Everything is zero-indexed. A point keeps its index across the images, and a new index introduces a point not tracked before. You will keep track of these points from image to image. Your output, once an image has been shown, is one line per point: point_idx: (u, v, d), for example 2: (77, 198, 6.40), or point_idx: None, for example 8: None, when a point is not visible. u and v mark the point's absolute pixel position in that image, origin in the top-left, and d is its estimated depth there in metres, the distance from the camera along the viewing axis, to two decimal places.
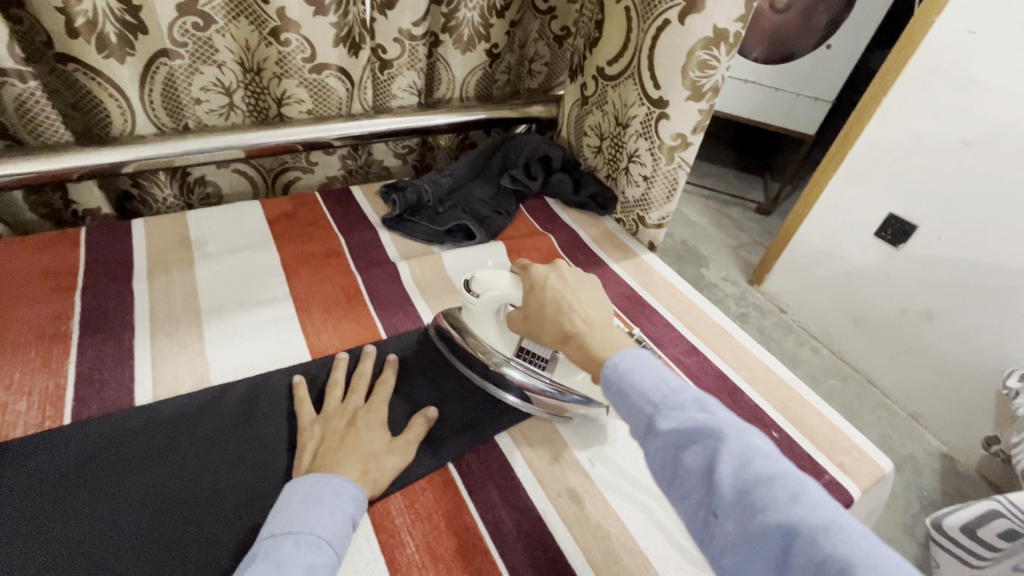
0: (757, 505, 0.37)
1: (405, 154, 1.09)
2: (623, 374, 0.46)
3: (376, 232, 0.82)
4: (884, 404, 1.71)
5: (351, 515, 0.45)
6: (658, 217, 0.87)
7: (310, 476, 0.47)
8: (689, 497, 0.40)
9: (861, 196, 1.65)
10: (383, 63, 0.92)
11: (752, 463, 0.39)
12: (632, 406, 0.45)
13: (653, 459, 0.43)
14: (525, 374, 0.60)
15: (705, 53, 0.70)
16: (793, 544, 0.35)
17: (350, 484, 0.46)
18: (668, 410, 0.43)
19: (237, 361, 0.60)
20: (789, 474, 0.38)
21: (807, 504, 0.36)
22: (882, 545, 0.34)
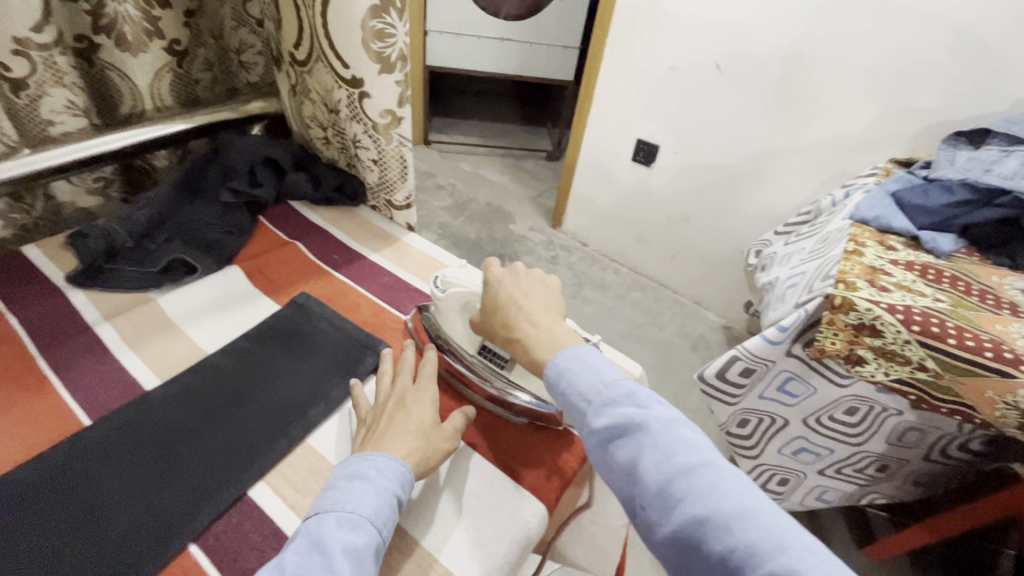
0: (678, 499, 0.39)
1: (103, 188, 0.90)
2: (564, 374, 0.48)
3: (62, 296, 0.66)
4: (678, 301, 2.01)
5: (395, 494, 0.46)
6: (403, 196, 0.85)
7: (362, 454, 0.48)
8: (621, 487, 0.43)
9: (615, 128, 1.84)
10: (15, 84, 0.73)
11: (676, 455, 0.41)
12: (570, 403, 0.47)
13: (591, 452, 0.45)
14: (484, 369, 0.61)
15: (378, 23, 0.68)
16: (709, 533, 0.37)
17: (395, 462, 0.47)
18: (601, 406, 0.45)
19: None
20: (710, 465, 0.40)
21: (724, 495, 0.38)
22: (793, 531, 0.36)
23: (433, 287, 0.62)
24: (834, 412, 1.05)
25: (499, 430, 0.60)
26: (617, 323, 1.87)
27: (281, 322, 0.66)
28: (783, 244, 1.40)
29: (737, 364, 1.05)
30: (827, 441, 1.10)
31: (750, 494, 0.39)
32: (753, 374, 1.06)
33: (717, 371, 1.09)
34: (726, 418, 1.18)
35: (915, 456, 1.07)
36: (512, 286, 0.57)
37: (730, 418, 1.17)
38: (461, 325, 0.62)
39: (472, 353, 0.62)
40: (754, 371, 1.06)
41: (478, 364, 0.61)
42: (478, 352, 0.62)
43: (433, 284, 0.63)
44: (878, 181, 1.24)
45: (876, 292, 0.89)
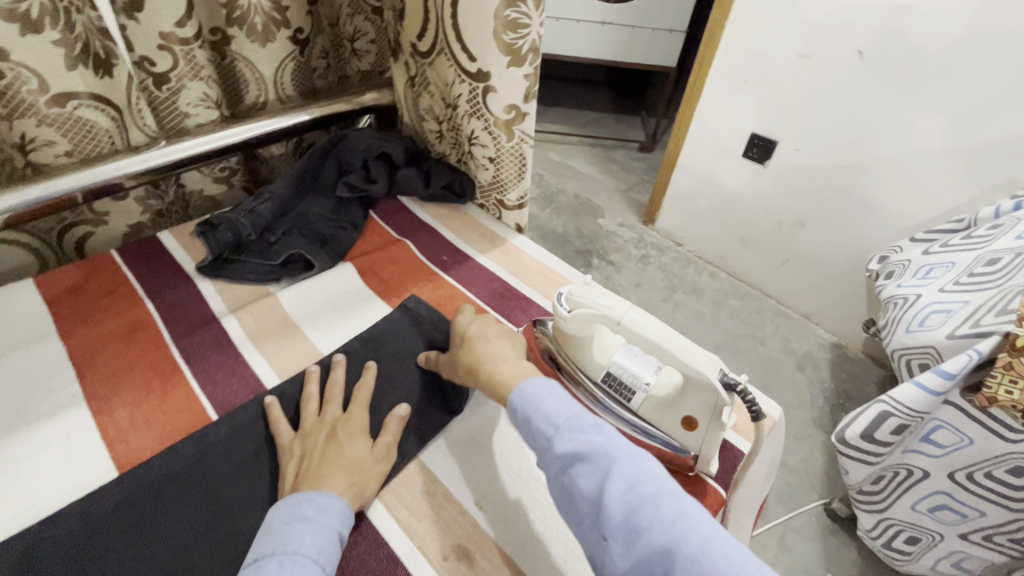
0: (643, 529, 0.37)
1: (228, 177, 0.93)
2: (528, 397, 0.46)
3: (193, 286, 0.68)
4: (782, 313, 1.83)
5: (338, 532, 0.44)
6: (517, 197, 0.81)
7: (296, 495, 0.46)
8: (584, 520, 0.40)
9: (726, 121, 1.68)
10: (158, 77, 0.76)
11: (642, 484, 0.39)
12: (533, 427, 0.45)
13: (553, 481, 0.43)
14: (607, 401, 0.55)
15: (513, 12, 0.62)
16: (676, 564, 0.34)
17: (335, 499, 0.46)
18: (566, 431, 0.43)
19: (13, 505, 0.47)
20: (675, 496, 0.38)
21: (692, 525, 0.36)
22: (759, 566, 0.35)
23: (556, 303, 0.56)
24: (994, 469, 0.86)
25: None
26: (711, 333, 1.73)
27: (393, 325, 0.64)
28: (921, 250, 1.18)
29: (887, 419, 0.90)
30: (978, 501, 0.91)
31: (715, 526, 0.37)
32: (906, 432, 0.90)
33: (859, 428, 0.93)
34: (857, 477, 1.02)
35: None
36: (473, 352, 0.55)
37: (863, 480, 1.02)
38: (585, 346, 0.56)
39: (596, 380, 0.56)
40: (908, 429, 0.90)
41: (600, 391, 0.56)
42: (604, 378, 0.56)
43: (557, 299, 0.56)
44: None
45: None
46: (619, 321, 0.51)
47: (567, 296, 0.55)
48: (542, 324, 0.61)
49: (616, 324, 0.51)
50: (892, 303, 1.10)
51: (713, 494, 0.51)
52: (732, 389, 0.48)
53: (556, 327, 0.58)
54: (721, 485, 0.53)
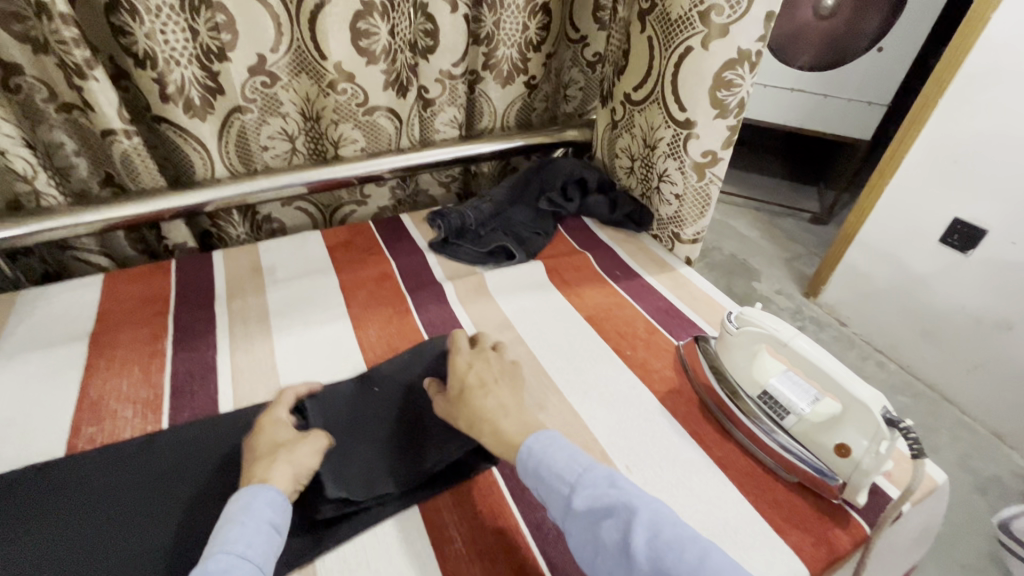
0: (669, 574, 0.41)
1: (450, 183, 1.16)
2: (538, 455, 0.50)
3: (422, 255, 0.88)
4: (964, 423, 1.59)
5: (271, 524, 0.47)
6: (693, 232, 0.90)
7: (242, 493, 0.49)
8: (613, 573, 0.43)
9: (923, 200, 1.56)
10: (427, 102, 1.00)
11: (663, 531, 0.44)
12: (550, 484, 0.49)
13: (574, 537, 0.46)
14: (759, 414, 0.60)
15: (729, 74, 0.74)
16: None
17: (268, 491, 0.49)
18: (583, 489, 0.47)
19: (302, 372, 0.68)
20: (695, 542, 0.43)
21: (717, 568, 0.41)
22: None
23: (726, 320, 0.64)
24: None
25: (765, 483, 0.57)
26: None
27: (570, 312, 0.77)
28: None
29: None
30: None
31: (734, 568, 0.41)
32: None
33: None
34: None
35: None
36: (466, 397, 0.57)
37: None
38: (745, 361, 0.62)
39: (749, 395, 0.62)
40: None
41: (751, 405, 0.61)
42: (760, 396, 0.61)
43: (727, 318, 0.64)
44: None
45: None
46: (783, 342, 0.56)
47: (737, 315, 0.62)
48: (704, 339, 0.69)
49: (779, 345, 0.57)
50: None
51: (854, 527, 0.54)
52: (893, 426, 0.51)
53: (720, 341, 0.65)
54: (868, 520, 0.55)
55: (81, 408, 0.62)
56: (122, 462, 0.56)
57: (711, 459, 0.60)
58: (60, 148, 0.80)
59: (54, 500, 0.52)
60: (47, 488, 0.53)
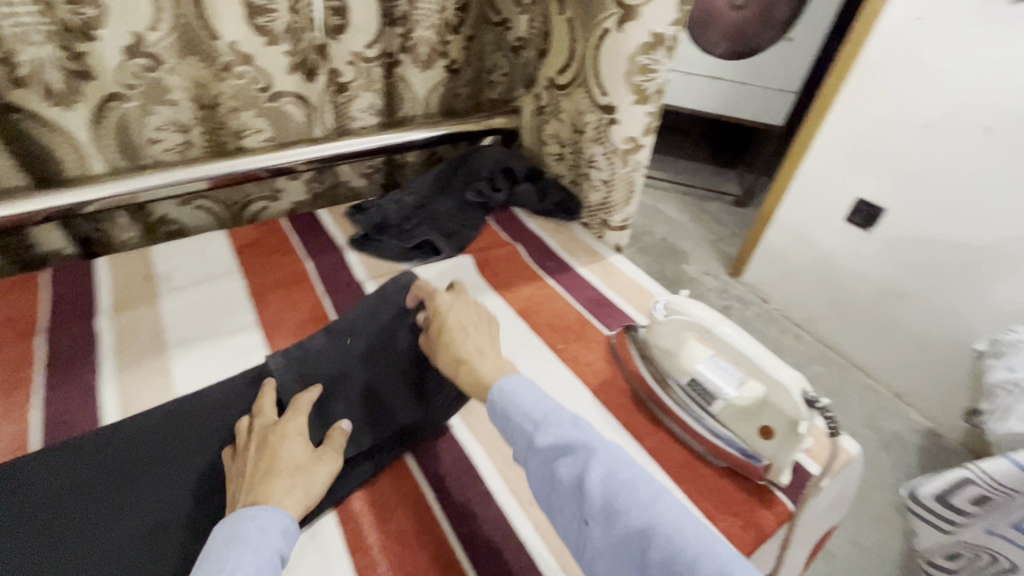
0: (619, 509, 0.43)
1: (372, 174, 1.09)
2: (508, 396, 0.52)
3: (341, 254, 0.82)
4: (870, 386, 1.74)
5: (278, 553, 0.44)
6: (622, 217, 0.90)
7: (241, 510, 0.46)
8: (568, 505, 0.45)
9: (830, 182, 1.67)
10: (341, 86, 0.92)
11: (618, 472, 0.45)
12: (517, 424, 0.50)
13: (535, 472, 0.48)
14: (687, 402, 0.61)
15: (645, 59, 0.73)
16: (651, 541, 0.40)
17: (279, 514, 0.46)
18: (547, 427, 0.48)
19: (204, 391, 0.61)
20: (649, 484, 0.44)
21: (665, 506, 0.42)
22: (719, 539, 0.41)
23: (655, 310, 0.63)
24: None
25: (695, 469, 0.58)
26: None
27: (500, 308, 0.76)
28: None
29: (963, 486, 0.91)
30: None
31: (681, 508, 0.43)
32: (988, 505, 0.89)
33: (931, 487, 0.96)
34: (928, 544, 1.02)
35: None
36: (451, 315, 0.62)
37: (935, 548, 1.01)
38: (673, 350, 0.62)
39: (679, 383, 0.62)
40: (991, 502, 0.89)
41: (678, 395, 0.62)
42: (684, 383, 0.62)
43: (656, 307, 0.64)
44: None
45: None
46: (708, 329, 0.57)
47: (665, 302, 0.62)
48: (634, 329, 0.68)
49: (706, 331, 0.57)
50: (998, 389, 1.05)
51: (779, 505, 0.56)
52: (812, 405, 0.52)
53: (649, 331, 0.65)
54: (790, 497, 0.56)
55: None
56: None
57: (645, 449, 0.60)
58: None
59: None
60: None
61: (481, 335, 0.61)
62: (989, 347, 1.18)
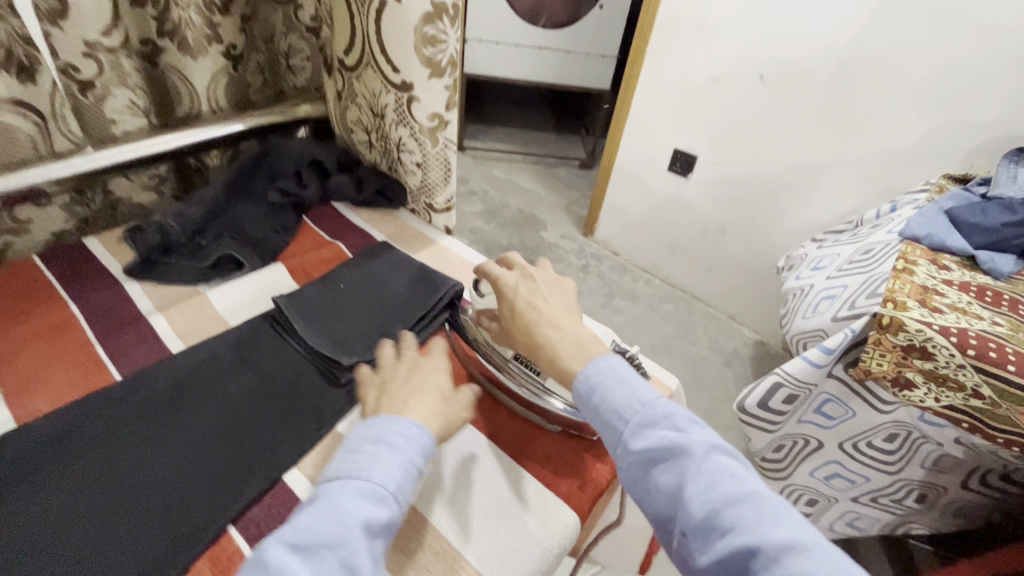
0: (722, 527, 0.40)
1: (158, 185, 0.93)
2: (597, 391, 0.49)
3: (120, 286, 0.69)
4: (710, 314, 1.97)
5: (418, 467, 0.47)
6: (444, 200, 0.87)
7: (386, 417, 0.49)
8: (661, 513, 0.44)
9: (651, 136, 1.82)
10: (83, 83, 0.77)
11: (720, 485, 0.42)
12: (607, 423, 0.48)
13: (626, 473, 0.46)
14: (521, 375, 0.61)
15: (431, 29, 0.69)
16: (758, 560, 0.38)
17: (419, 432, 0.48)
18: (643, 431, 0.46)
19: None
20: (751, 495, 0.42)
21: (772, 524, 0.39)
22: (835, 557, 0.38)
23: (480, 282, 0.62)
24: (874, 438, 1.02)
25: (532, 436, 0.61)
26: (647, 335, 1.84)
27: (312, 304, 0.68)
28: (816, 245, 1.34)
29: (778, 390, 1.04)
30: (864, 468, 1.07)
31: (793, 525, 0.40)
32: (796, 401, 1.04)
33: (755, 398, 1.08)
34: (760, 444, 1.16)
35: (953, 485, 1.02)
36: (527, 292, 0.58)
37: (766, 446, 1.16)
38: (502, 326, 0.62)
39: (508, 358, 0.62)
40: (797, 398, 1.04)
41: (514, 370, 0.61)
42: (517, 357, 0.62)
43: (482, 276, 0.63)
44: (930, 198, 1.20)
45: (928, 312, 0.86)
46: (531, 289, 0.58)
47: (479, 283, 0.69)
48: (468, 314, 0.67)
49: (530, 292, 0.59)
50: (792, 294, 1.24)
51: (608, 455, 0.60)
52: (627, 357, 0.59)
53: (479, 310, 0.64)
54: None
55: None
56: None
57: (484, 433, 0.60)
58: None
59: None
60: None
61: (557, 301, 0.58)
62: (785, 265, 1.39)
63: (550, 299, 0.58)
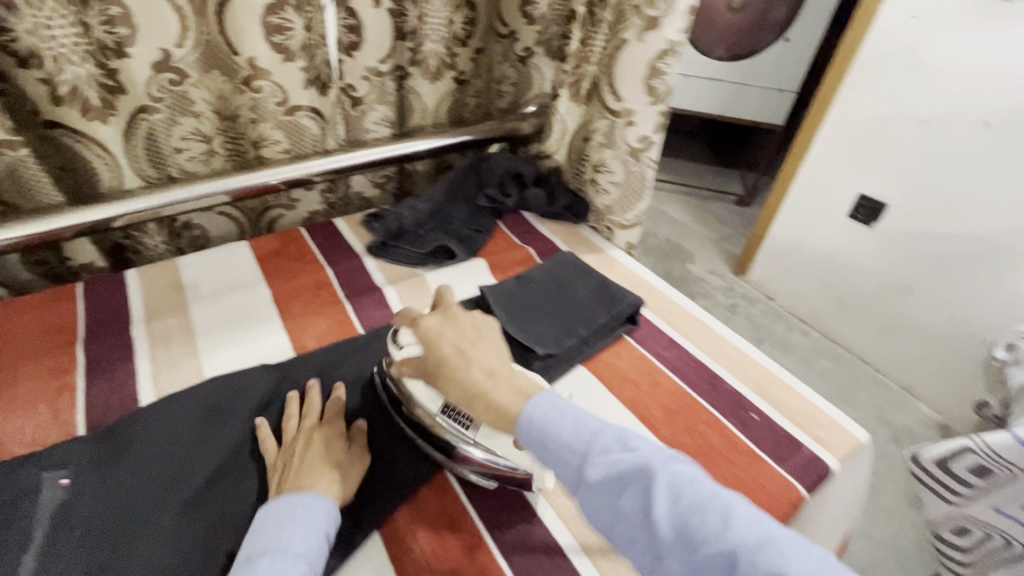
0: (697, 540, 0.38)
1: (384, 183, 1.12)
2: (540, 425, 0.47)
3: (361, 260, 0.85)
4: (878, 381, 1.75)
5: (327, 531, 0.47)
6: (631, 217, 0.92)
7: (282, 497, 0.49)
8: (635, 543, 0.41)
9: (830, 178, 1.70)
10: (354, 100, 0.96)
11: (685, 494, 0.41)
12: (557, 456, 0.45)
13: (591, 507, 0.43)
14: (449, 431, 0.56)
15: (662, 64, 0.76)
16: (739, 571, 0.36)
17: (320, 500, 0.48)
18: (595, 455, 0.44)
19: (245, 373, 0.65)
20: (718, 498, 0.40)
21: (742, 527, 0.38)
22: (809, 549, 0.37)
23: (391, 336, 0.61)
24: None
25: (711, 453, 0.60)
26: None
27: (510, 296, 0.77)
28: None
29: (964, 455, 0.83)
30: None
31: (761, 521, 0.39)
32: (990, 476, 0.81)
33: (933, 455, 0.87)
34: (934, 514, 0.93)
35: None
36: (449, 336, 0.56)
37: (941, 520, 0.92)
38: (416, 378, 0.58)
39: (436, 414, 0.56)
40: (993, 475, 0.81)
41: (443, 425, 0.56)
42: (442, 410, 0.56)
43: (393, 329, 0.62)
44: None
45: None
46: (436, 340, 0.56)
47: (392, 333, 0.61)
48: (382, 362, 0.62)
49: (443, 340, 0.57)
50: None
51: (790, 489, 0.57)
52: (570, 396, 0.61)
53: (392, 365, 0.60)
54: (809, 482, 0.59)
55: None
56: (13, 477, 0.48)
57: (661, 439, 0.62)
58: None
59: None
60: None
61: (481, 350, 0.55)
62: None
63: (480, 345, 0.55)
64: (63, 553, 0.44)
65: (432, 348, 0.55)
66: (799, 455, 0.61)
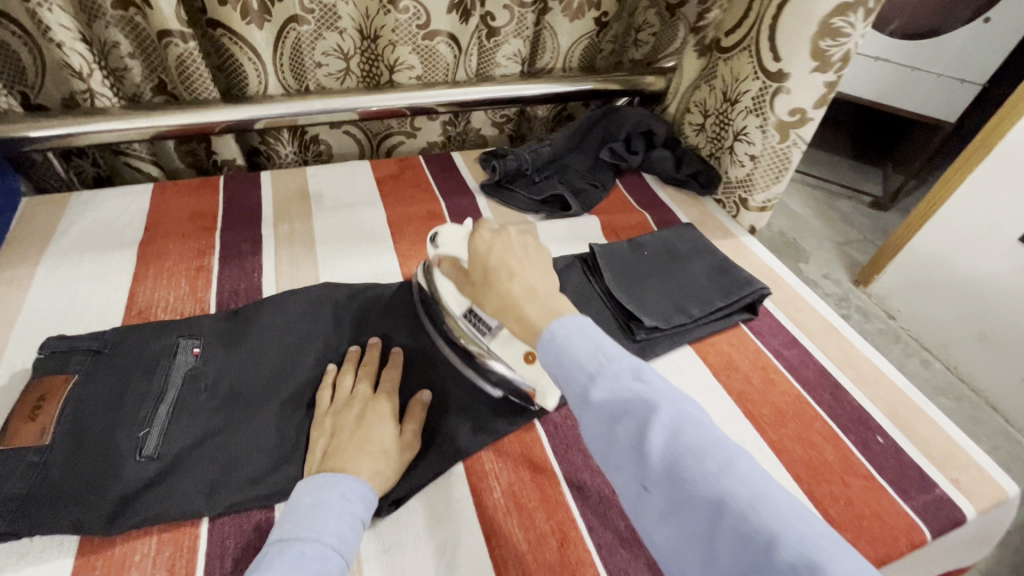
0: (688, 482, 0.33)
1: (502, 124, 1.08)
2: (559, 342, 0.40)
3: (473, 198, 0.84)
4: (1008, 435, 1.45)
5: (361, 519, 0.42)
6: (763, 199, 0.84)
7: (320, 477, 0.44)
8: (621, 471, 0.36)
9: (1008, 195, 1.37)
10: (491, 31, 0.92)
11: (687, 435, 0.34)
12: (567, 373, 0.39)
13: (586, 428, 0.37)
14: (466, 333, 0.56)
15: (839, 21, 0.66)
16: (722, 518, 0.31)
17: (360, 485, 0.44)
18: (603, 379, 0.37)
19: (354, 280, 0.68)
20: (722, 445, 0.34)
21: (736, 478, 0.32)
22: (807, 517, 0.31)
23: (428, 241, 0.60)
24: None
25: (821, 469, 0.54)
26: None
27: (618, 256, 0.73)
28: None
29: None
30: None
31: (764, 478, 0.33)
32: None
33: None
34: None
35: None
36: (502, 250, 0.49)
37: None
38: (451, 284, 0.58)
39: (456, 313, 0.57)
40: None
41: (462, 327, 0.56)
42: (466, 314, 0.56)
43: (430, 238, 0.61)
44: None
45: None
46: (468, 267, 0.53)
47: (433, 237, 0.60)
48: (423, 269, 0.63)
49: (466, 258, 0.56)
50: None
51: (913, 530, 0.51)
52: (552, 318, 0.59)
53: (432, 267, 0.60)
54: (936, 523, 0.51)
55: (129, 315, 0.60)
56: (159, 338, 0.53)
57: (766, 441, 0.57)
58: (114, 48, 0.76)
59: (94, 374, 0.49)
60: (91, 365, 0.50)
61: (530, 267, 0.48)
62: None
63: (530, 264, 0.48)
64: (189, 413, 0.49)
65: (478, 258, 0.49)
66: (928, 494, 0.53)
